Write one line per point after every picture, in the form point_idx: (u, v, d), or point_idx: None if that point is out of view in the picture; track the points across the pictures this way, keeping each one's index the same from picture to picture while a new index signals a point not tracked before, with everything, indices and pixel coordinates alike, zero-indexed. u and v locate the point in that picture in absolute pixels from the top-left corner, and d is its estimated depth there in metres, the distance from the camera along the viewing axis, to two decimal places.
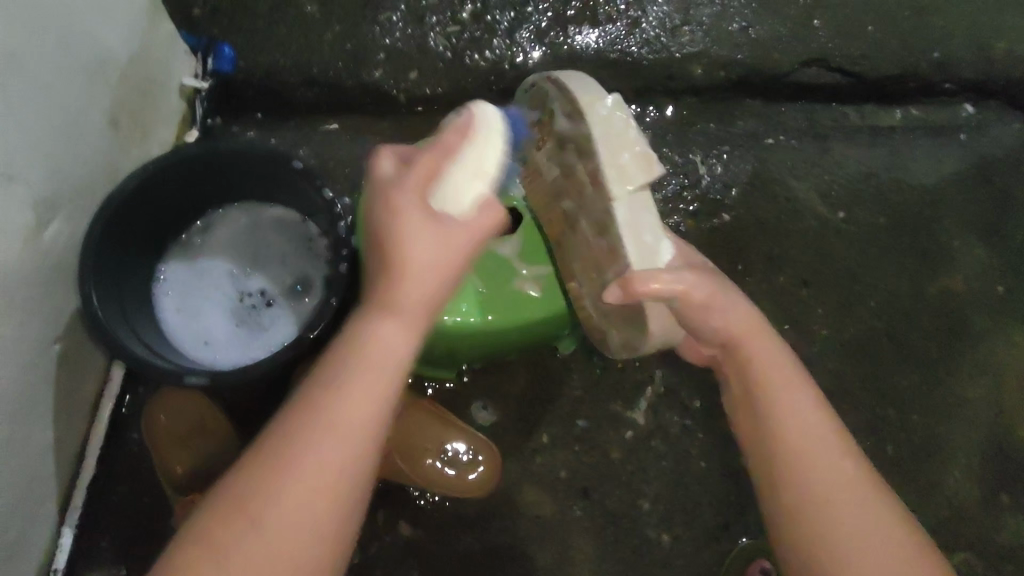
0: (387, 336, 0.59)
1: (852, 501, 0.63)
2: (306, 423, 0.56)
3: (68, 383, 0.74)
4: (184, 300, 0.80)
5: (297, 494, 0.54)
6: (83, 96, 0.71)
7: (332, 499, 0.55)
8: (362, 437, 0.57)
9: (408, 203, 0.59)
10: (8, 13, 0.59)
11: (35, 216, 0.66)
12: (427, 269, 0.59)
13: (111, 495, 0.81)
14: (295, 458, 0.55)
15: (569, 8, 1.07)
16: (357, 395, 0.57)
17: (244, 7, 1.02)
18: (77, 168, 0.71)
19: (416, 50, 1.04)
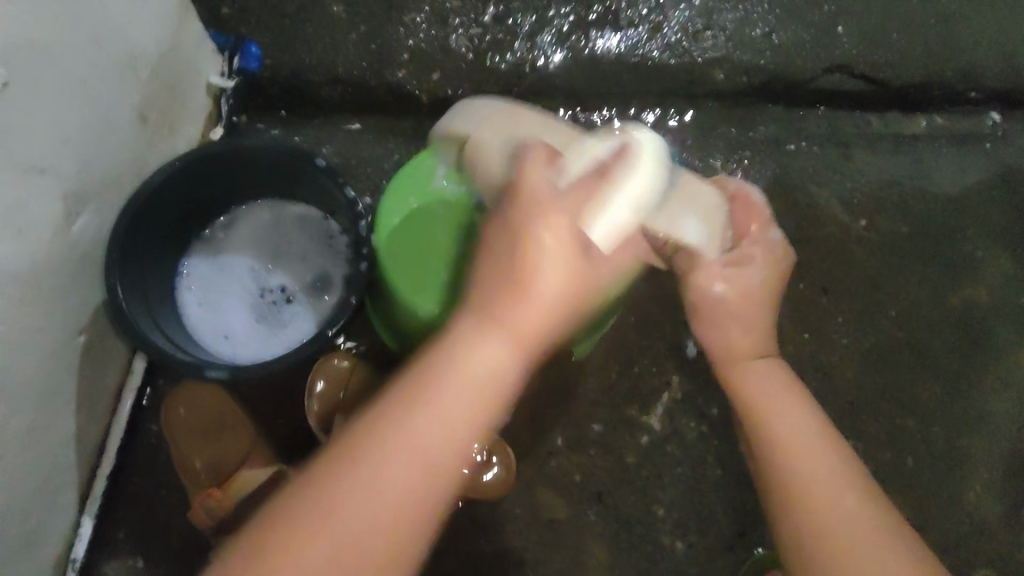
0: (490, 353, 0.57)
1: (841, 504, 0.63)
2: (401, 434, 0.53)
3: (91, 374, 0.75)
4: (207, 295, 0.81)
5: (379, 504, 0.51)
6: (114, 90, 0.72)
7: (427, 510, 0.53)
8: (450, 453, 0.54)
9: (547, 226, 0.59)
10: (43, 9, 0.60)
11: (64, 208, 0.67)
12: (548, 282, 0.58)
13: (128, 485, 0.82)
14: (391, 459, 0.52)
15: (591, 12, 1.07)
16: (449, 419, 0.55)
17: (270, 6, 1.03)
18: (106, 162, 0.72)
19: (438, 51, 1.04)
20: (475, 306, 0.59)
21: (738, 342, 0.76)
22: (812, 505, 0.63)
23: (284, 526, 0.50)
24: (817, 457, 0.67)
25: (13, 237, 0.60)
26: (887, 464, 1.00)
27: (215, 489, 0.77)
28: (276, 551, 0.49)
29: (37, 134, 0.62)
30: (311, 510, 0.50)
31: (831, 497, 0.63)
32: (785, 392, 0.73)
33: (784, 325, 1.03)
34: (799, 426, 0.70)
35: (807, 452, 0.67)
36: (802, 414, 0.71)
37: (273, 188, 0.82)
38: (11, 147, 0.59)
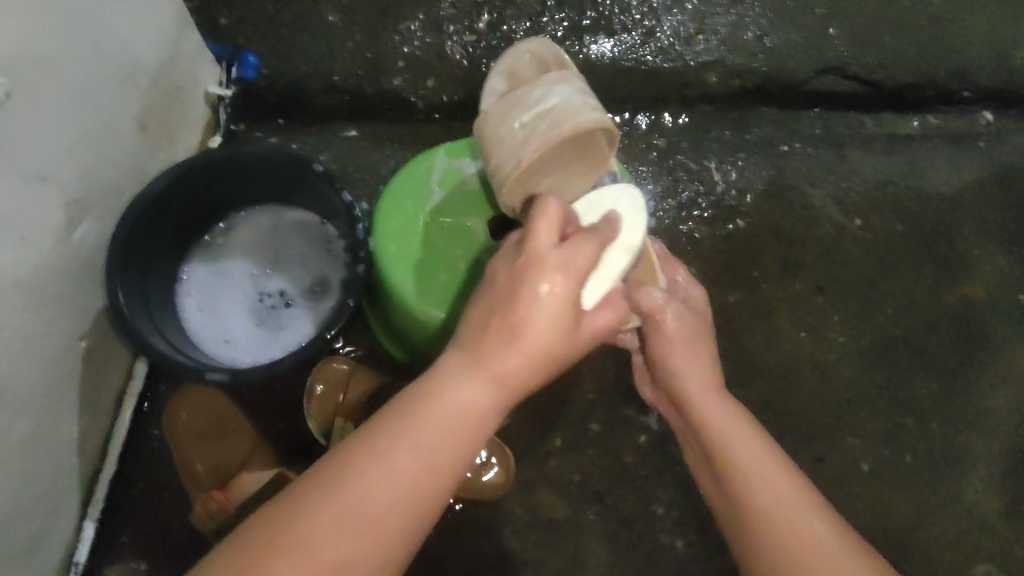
0: (477, 397, 0.56)
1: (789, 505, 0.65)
2: (372, 458, 0.52)
3: (93, 380, 0.75)
4: (206, 300, 0.82)
5: (346, 529, 0.50)
6: (115, 100, 0.73)
7: (385, 540, 0.51)
8: (421, 489, 0.53)
9: (538, 270, 0.56)
10: (45, 20, 0.61)
11: (66, 215, 0.68)
12: (530, 334, 0.55)
13: (129, 490, 0.82)
14: (362, 495, 0.51)
15: (585, 19, 1.08)
16: (425, 455, 0.53)
17: (266, 15, 1.04)
18: (106, 170, 0.73)
19: (434, 58, 1.06)
20: (460, 346, 0.58)
21: (696, 373, 0.77)
22: (760, 523, 0.65)
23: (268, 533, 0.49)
24: (773, 480, 0.67)
25: (16, 244, 0.62)
26: (886, 461, 1.00)
27: (215, 491, 0.78)
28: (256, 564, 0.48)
29: (38, 143, 0.63)
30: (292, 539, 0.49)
31: (783, 513, 0.65)
32: (725, 408, 0.75)
33: (781, 324, 1.03)
34: (739, 441, 0.71)
35: (759, 477, 0.68)
36: (739, 428, 0.73)
37: (272, 194, 0.83)
38: (10, 155, 0.60)
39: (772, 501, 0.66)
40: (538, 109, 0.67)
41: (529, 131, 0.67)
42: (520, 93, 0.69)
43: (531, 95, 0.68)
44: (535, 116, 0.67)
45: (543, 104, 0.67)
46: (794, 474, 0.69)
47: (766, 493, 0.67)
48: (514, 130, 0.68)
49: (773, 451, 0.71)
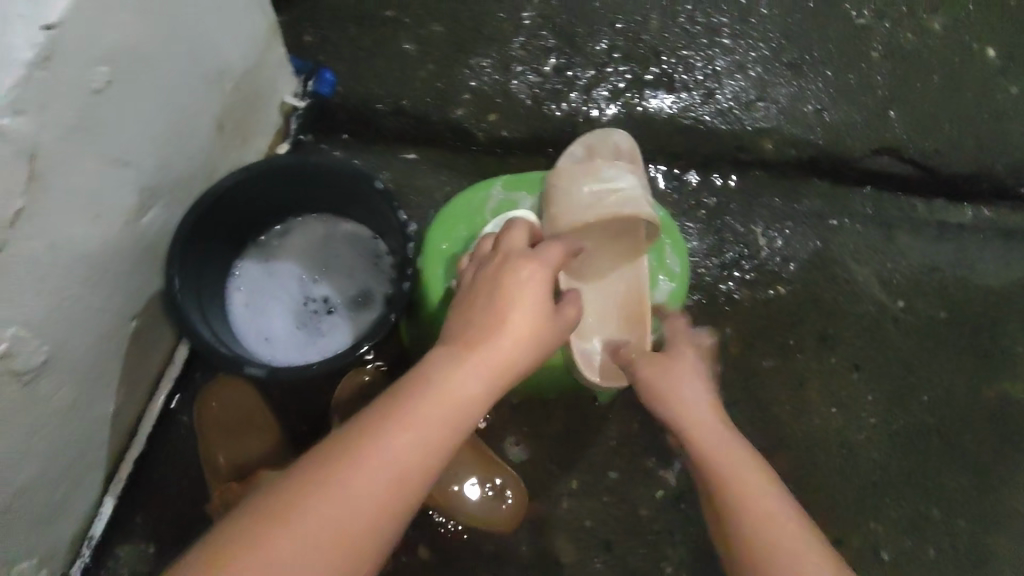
0: (464, 385, 0.56)
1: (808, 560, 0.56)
2: (348, 478, 0.50)
3: (136, 359, 0.78)
4: (254, 297, 0.85)
5: (321, 532, 0.48)
6: (200, 99, 0.78)
7: (373, 533, 0.50)
8: (414, 484, 0.52)
9: (526, 276, 0.61)
10: (154, 20, 0.66)
11: (138, 200, 0.71)
12: (514, 319, 0.59)
13: (154, 471, 0.84)
14: (325, 517, 0.49)
15: (648, 74, 1.14)
16: (423, 442, 0.53)
17: (348, 40, 1.13)
18: (181, 163, 0.77)
19: (499, 94, 1.13)
20: (449, 341, 0.59)
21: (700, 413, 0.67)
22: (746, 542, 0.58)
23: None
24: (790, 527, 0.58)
25: (91, 219, 0.64)
26: (906, 552, 0.96)
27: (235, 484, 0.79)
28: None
29: (126, 131, 0.67)
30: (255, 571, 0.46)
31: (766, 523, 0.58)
32: (699, 396, 0.68)
33: (812, 396, 1.02)
34: (724, 443, 0.64)
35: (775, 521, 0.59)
36: (716, 425, 0.66)
37: (330, 205, 0.87)
38: (99, 136, 0.63)
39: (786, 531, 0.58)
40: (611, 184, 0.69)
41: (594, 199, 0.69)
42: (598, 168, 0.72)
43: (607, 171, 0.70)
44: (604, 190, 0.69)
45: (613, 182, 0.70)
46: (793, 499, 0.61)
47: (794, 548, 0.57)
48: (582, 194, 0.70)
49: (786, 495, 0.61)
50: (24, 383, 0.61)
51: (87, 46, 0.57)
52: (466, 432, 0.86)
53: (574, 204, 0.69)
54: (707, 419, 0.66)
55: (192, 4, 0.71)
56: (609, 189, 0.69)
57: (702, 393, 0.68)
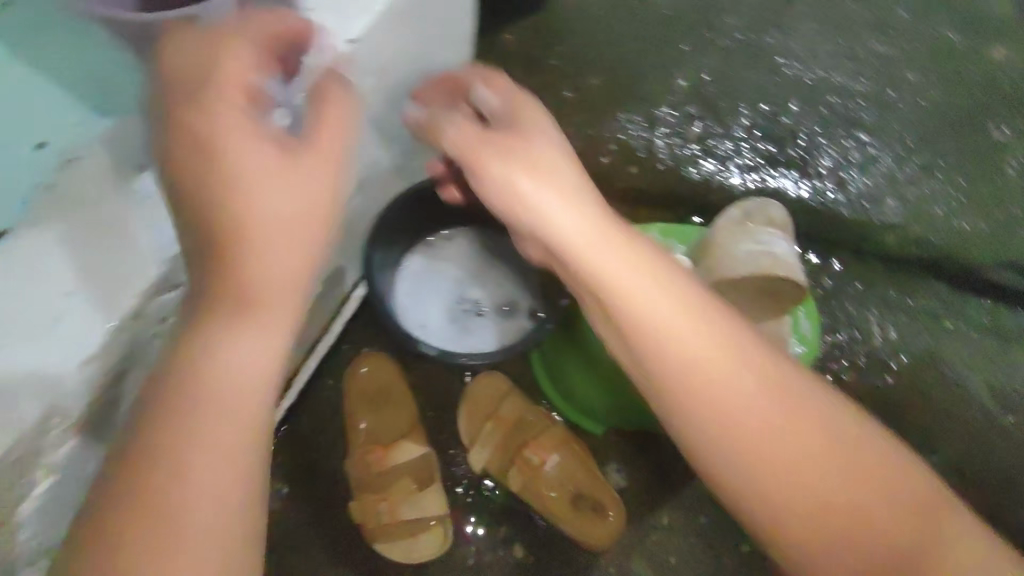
0: (283, 251, 0.46)
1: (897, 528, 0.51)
2: (184, 415, 0.44)
3: (309, 321, 0.87)
4: (416, 287, 0.94)
5: (197, 479, 0.43)
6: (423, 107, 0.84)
7: (248, 454, 0.45)
8: (248, 396, 0.46)
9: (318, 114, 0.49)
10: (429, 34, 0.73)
11: (362, 186, 0.77)
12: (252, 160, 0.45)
13: (295, 423, 0.93)
14: (224, 424, 0.44)
15: (781, 155, 1.23)
16: (253, 347, 0.46)
17: (518, 82, 1.26)
18: (399, 161, 0.83)
19: (643, 150, 1.22)
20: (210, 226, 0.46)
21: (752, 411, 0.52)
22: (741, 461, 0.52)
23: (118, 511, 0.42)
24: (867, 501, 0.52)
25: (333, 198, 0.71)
26: None
27: (374, 447, 0.86)
28: (125, 523, 0.41)
29: (382, 124, 0.72)
30: (161, 495, 0.42)
31: (756, 438, 0.52)
32: (681, 315, 0.54)
33: None
34: (706, 361, 0.53)
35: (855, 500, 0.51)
36: (701, 337, 0.53)
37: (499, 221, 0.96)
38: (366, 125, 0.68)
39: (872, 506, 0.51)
40: (769, 247, 0.74)
41: (754, 259, 0.73)
42: (755, 232, 0.77)
43: (763, 237, 0.76)
44: (762, 251, 0.74)
45: (772, 248, 0.74)
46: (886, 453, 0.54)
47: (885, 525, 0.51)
48: (743, 253, 0.74)
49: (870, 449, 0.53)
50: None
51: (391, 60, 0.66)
52: (578, 445, 0.89)
53: (736, 261, 0.74)
54: (765, 410, 0.52)
55: (450, 26, 0.78)
56: (769, 253, 0.74)
57: (748, 374, 0.53)
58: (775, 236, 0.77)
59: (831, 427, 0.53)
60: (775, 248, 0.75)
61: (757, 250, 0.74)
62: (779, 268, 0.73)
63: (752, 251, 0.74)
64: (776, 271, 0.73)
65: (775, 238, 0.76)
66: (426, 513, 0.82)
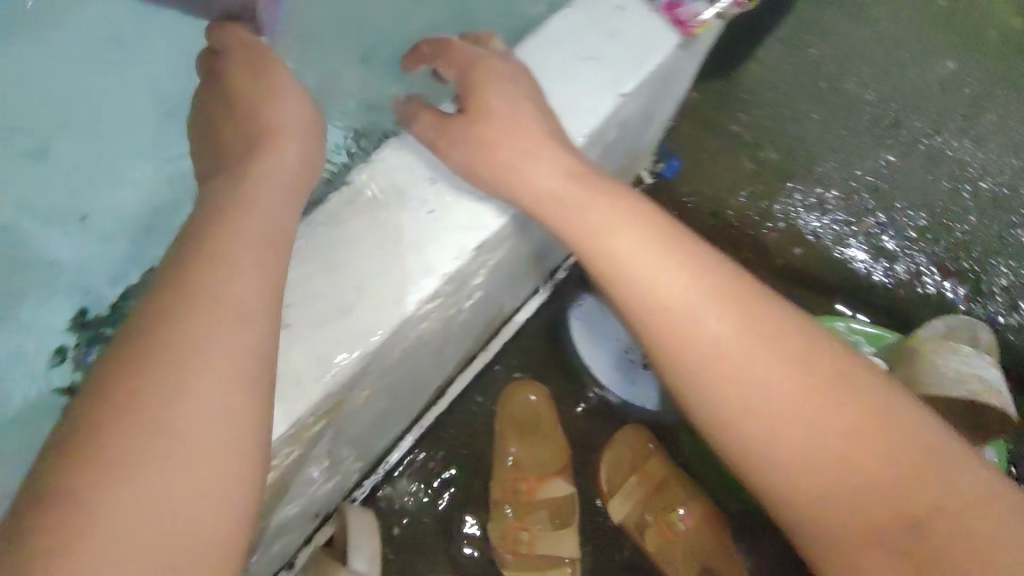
0: (279, 169, 0.50)
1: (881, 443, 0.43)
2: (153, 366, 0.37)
3: (479, 335, 0.88)
4: (588, 328, 0.94)
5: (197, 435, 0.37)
6: (623, 153, 0.86)
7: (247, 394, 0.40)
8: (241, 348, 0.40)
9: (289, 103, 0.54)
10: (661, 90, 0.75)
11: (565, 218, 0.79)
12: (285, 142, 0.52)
13: (441, 432, 0.92)
14: (209, 367, 0.38)
15: (954, 265, 1.20)
16: (249, 279, 0.42)
17: (693, 141, 1.27)
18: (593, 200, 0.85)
19: (809, 234, 1.22)
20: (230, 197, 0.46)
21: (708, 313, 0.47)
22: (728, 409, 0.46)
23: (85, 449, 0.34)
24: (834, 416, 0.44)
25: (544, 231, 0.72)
26: None
27: (521, 477, 0.90)
28: (85, 483, 0.34)
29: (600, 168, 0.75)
30: (114, 469, 0.34)
31: (726, 369, 0.46)
32: (631, 233, 0.51)
33: None
34: (683, 304, 0.48)
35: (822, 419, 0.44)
36: (678, 265, 0.49)
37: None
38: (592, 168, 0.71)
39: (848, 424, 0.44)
40: (979, 369, 0.74)
41: (964, 380, 0.73)
42: (962, 351, 0.76)
43: (971, 357, 0.75)
44: (972, 373, 0.74)
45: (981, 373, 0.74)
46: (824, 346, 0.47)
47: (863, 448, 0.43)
48: (951, 371, 0.74)
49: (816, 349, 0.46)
50: (451, 328, 0.70)
51: (624, 107, 0.68)
52: (717, 519, 0.88)
53: (944, 379, 0.73)
54: (707, 313, 0.47)
55: (671, 84, 0.81)
56: (978, 375, 0.73)
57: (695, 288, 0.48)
58: (983, 359, 0.76)
59: (827, 361, 0.46)
60: (984, 371, 0.74)
61: (966, 371, 0.74)
62: (988, 394, 0.72)
63: (961, 371, 0.74)
64: (985, 397, 0.72)
65: (983, 361, 0.75)
66: (561, 552, 0.86)
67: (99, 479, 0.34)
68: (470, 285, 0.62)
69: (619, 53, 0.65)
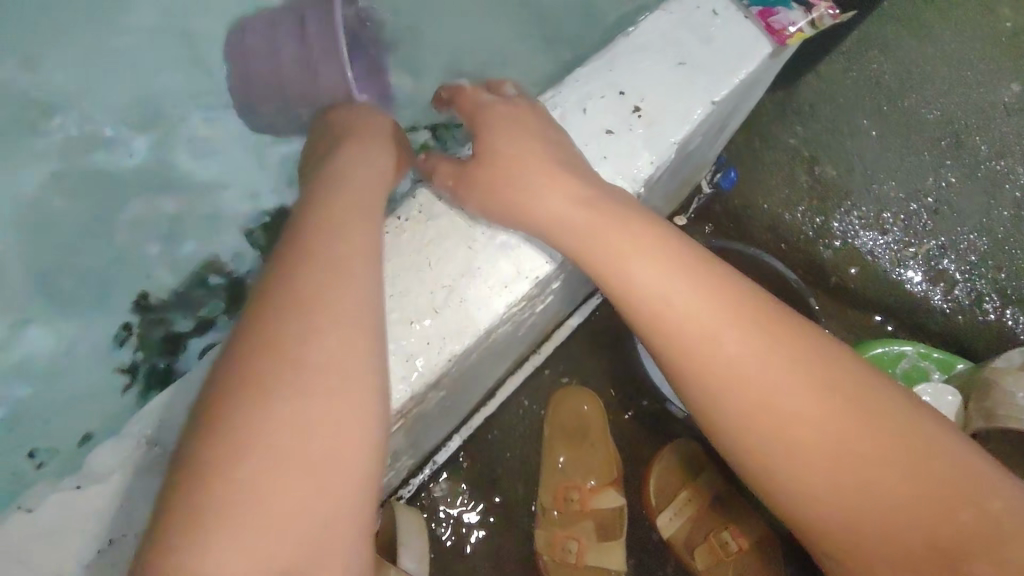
0: (368, 167, 0.57)
1: (859, 452, 0.43)
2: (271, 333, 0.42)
3: (536, 338, 0.87)
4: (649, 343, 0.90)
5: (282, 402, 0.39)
6: (693, 164, 0.84)
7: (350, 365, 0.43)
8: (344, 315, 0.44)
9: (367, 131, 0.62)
10: (742, 100, 0.73)
11: None
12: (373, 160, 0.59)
13: (488, 434, 0.91)
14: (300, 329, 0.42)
15: (1013, 293, 1.18)
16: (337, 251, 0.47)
17: (750, 153, 1.25)
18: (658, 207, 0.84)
19: (867, 253, 1.19)
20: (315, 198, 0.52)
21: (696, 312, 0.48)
22: (766, 449, 0.45)
23: (206, 443, 0.38)
24: (815, 421, 0.44)
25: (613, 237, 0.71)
26: None
27: (568, 487, 0.88)
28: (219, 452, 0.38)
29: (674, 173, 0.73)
30: (221, 440, 0.38)
31: (748, 392, 0.46)
32: (632, 240, 0.51)
33: None
34: (682, 307, 0.48)
35: (804, 425, 0.45)
36: (680, 287, 0.49)
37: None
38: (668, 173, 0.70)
39: (829, 430, 0.44)
40: None
41: None
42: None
43: None
44: None
45: None
46: (831, 357, 0.47)
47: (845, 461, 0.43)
48: None
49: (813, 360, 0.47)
50: (517, 330, 0.69)
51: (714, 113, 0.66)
52: (766, 541, 0.87)
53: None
54: (702, 319, 0.48)
55: (749, 98, 0.79)
56: None
57: (681, 291, 0.49)
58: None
59: (859, 400, 0.45)
60: None
61: None
62: None
63: None
64: None
65: None
66: (609, 565, 0.85)
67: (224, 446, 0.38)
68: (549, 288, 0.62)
69: (710, 60, 0.64)
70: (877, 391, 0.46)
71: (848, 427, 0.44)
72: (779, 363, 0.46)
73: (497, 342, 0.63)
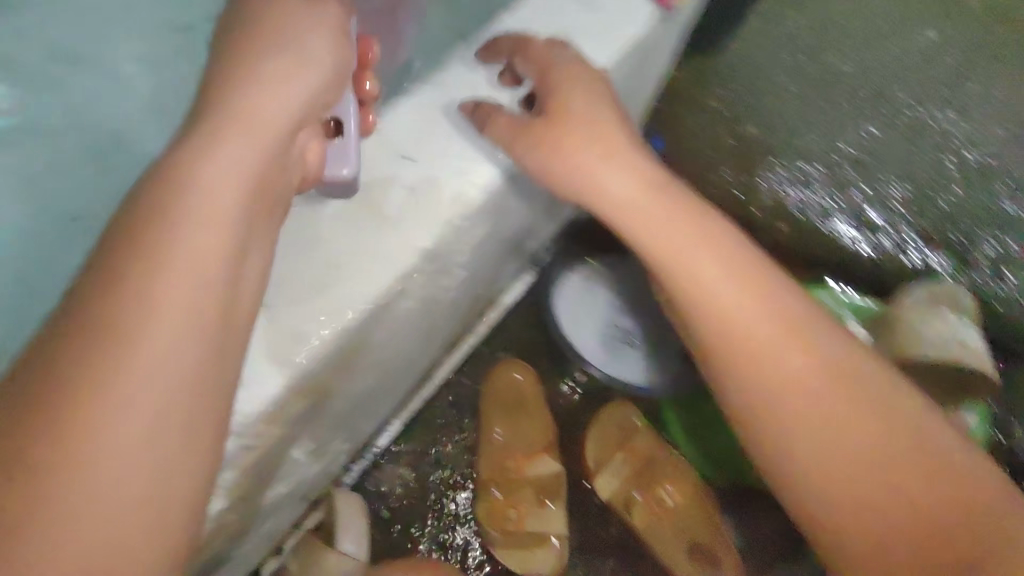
0: (277, 100, 0.47)
1: (804, 408, 0.57)
2: (142, 313, 0.37)
3: (464, 315, 0.87)
4: (575, 310, 0.94)
5: (151, 401, 0.36)
6: None
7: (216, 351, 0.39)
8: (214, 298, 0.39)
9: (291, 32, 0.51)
10: (638, 65, 0.74)
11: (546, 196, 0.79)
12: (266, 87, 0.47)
13: (424, 414, 0.92)
14: (174, 321, 0.37)
15: (938, 237, 1.19)
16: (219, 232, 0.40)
17: (677, 119, 1.26)
18: None
19: (792, 208, 1.20)
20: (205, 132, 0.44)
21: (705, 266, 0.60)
22: (725, 370, 0.60)
23: (60, 414, 0.34)
24: (787, 377, 0.57)
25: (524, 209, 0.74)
26: None
27: (504, 455, 0.89)
28: (67, 439, 0.34)
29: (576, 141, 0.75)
30: (80, 427, 0.34)
31: (756, 351, 0.58)
32: (641, 196, 0.62)
33: None
34: (687, 263, 0.61)
35: (781, 375, 0.58)
36: (667, 218, 0.62)
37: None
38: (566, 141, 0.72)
39: (798, 397, 0.57)
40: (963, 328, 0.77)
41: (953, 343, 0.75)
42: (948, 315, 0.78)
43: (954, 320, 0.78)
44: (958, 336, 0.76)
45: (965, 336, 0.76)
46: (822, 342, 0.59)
47: (797, 420, 0.57)
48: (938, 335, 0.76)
49: (817, 341, 0.59)
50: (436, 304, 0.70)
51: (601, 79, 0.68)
52: (700, 492, 0.89)
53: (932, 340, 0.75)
54: (708, 272, 0.60)
55: (650, 68, 0.81)
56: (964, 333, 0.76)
57: (701, 257, 0.61)
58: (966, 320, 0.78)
59: (864, 387, 0.57)
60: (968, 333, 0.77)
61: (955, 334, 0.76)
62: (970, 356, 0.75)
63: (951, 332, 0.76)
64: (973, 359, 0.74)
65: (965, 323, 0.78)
66: (548, 529, 0.86)
67: (72, 437, 0.34)
68: (453, 265, 0.65)
69: (591, 28, 0.67)
70: (858, 361, 0.59)
71: (803, 388, 0.57)
72: (781, 329, 0.59)
73: (411, 316, 0.64)
